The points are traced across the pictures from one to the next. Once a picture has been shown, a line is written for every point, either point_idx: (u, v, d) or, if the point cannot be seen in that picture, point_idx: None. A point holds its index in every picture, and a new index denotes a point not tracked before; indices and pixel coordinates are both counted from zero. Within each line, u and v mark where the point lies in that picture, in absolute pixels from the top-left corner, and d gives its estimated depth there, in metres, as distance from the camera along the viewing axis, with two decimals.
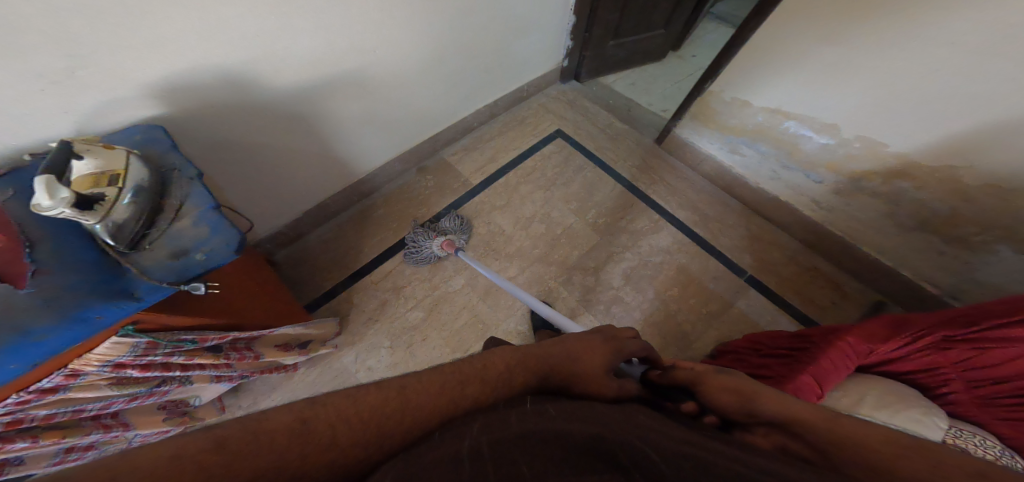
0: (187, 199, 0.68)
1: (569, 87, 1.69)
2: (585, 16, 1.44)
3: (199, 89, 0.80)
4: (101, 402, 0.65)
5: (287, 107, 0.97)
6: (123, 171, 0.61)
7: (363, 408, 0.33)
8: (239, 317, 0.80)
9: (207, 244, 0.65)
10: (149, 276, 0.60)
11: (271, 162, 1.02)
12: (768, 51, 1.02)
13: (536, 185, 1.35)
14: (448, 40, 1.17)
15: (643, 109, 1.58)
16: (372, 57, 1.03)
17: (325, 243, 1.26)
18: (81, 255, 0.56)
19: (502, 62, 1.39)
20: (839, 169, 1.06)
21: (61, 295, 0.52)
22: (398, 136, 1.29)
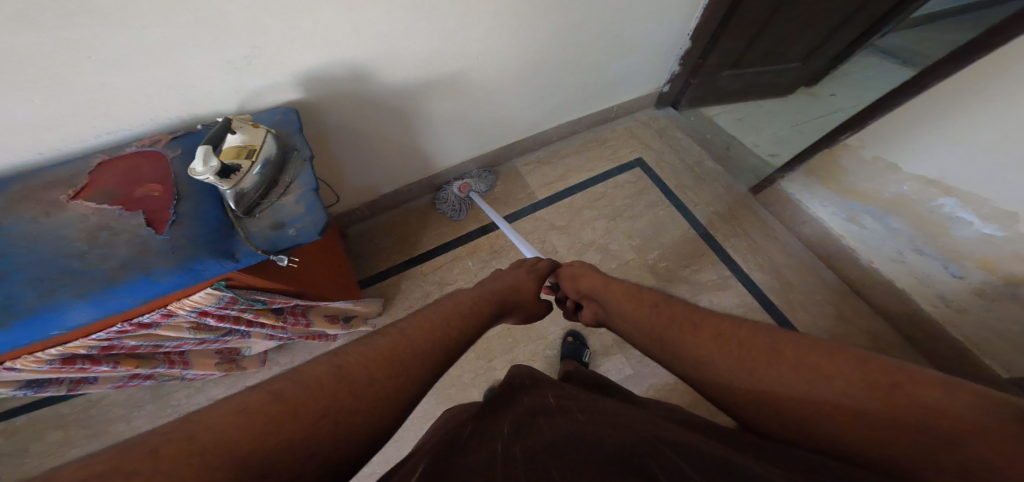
0: (296, 178, 0.77)
1: (665, 113, 1.57)
2: (703, 42, 1.31)
3: (328, 79, 0.89)
4: (176, 341, 0.80)
5: (395, 102, 1.05)
6: (258, 146, 0.72)
7: (377, 349, 0.42)
8: (302, 286, 0.89)
9: (301, 221, 0.73)
10: (251, 241, 0.68)
11: (366, 147, 1.13)
12: (944, 106, 0.82)
13: (602, 212, 1.29)
14: (550, 55, 1.17)
15: (745, 151, 1.41)
16: (477, 62, 1.07)
17: (391, 226, 1.36)
18: (209, 214, 0.67)
19: (598, 81, 1.35)
20: (995, 269, 0.84)
21: (182, 245, 0.62)
22: (480, 139, 1.33)
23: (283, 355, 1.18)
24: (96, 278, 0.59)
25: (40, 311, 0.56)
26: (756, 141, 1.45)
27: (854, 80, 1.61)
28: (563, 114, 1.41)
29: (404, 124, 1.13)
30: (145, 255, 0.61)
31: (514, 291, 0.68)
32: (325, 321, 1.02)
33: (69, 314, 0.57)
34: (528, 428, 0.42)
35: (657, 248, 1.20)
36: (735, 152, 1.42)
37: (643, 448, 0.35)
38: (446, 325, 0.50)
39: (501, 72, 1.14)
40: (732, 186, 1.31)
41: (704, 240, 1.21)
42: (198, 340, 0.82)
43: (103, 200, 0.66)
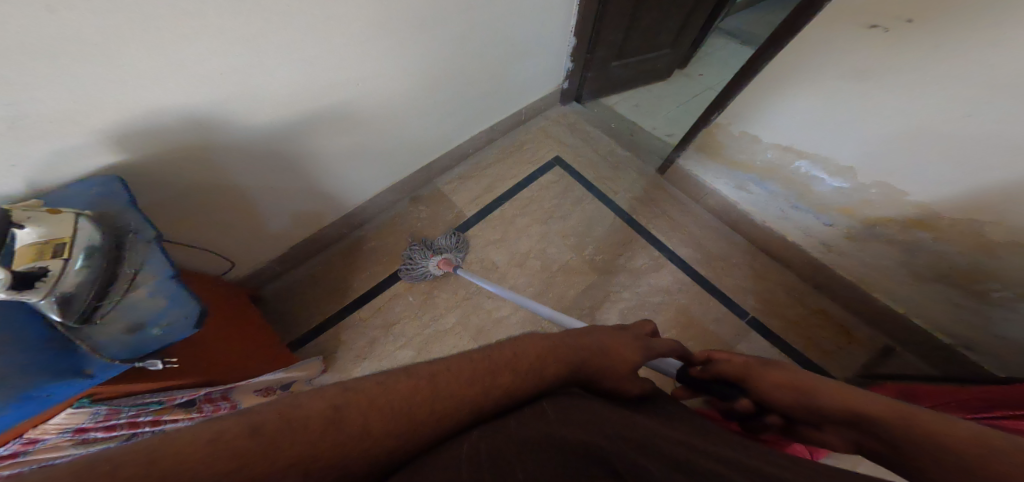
0: (145, 267, 0.67)
1: (570, 109, 1.63)
2: (587, 39, 1.38)
3: (163, 131, 0.76)
4: None
5: (271, 143, 0.94)
6: (70, 238, 0.59)
7: (395, 394, 0.37)
8: (210, 372, 0.77)
9: (165, 317, 0.65)
10: (100, 353, 0.59)
11: (249, 198, 0.99)
12: (780, 83, 0.95)
13: (533, 218, 1.30)
14: (439, 69, 1.12)
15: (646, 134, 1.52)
16: (354, 89, 0.99)
17: (313, 278, 1.22)
18: (30, 333, 0.57)
19: (498, 87, 1.34)
20: (854, 214, 0.99)
21: (7, 376, 0.52)
22: (389, 166, 1.25)
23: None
24: None
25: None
26: (654, 124, 1.57)
27: (719, 56, 1.82)
28: (471, 125, 1.38)
29: (288, 166, 1.01)
30: None
31: (603, 355, 0.54)
32: (255, 397, 0.84)
33: None
34: (503, 431, 0.38)
35: (590, 243, 1.25)
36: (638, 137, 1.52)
37: (607, 444, 0.34)
38: (487, 383, 0.42)
39: (392, 93, 1.07)
40: (642, 170, 1.41)
41: (629, 226, 1.28)
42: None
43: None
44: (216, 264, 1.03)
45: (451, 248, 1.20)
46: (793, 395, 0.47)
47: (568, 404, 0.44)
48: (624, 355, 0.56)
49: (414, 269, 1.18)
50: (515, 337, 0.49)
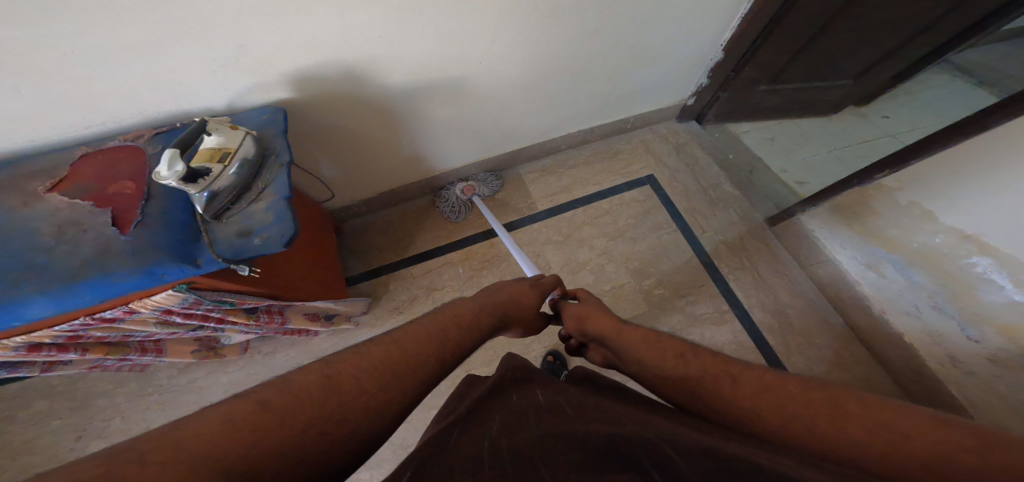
0: (270, 185, 0.79)
1: (687, 128, 1.46)
2: (736, 55, 1.19)
3: (326, 80, 0.90)
4: (145, 333, 0.86)
5: (390, 104, 1.04)
6: (234, 149, 0.76)
7: (373, 360, 0.42)
8: (277, 288, 0.92)
9: (266, 232, 0.74)
10: (214, 248, 0.71)
11: (361, 145, 1.12)
12: (1007, 151, 0.69)
13: (601, 230, 1.22)
14: (559, 63, 1.10)
15: (767, 176, 1.30)
16: (478, 67, 1.03)
17: (387, 225, 1.35)
18: (177, 217, 0.71)
19: (613, 91, 1.27)
20: (1019, 337, 0.74)
21: (148, 247, 0.65)
22: (483, 143, 1.29)
23: (267, 343, 1.21)
24: (60, 274, 0.62)
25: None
26: (784, 166, 1.32)
27: (909, 102, 1.44)
28: (573, 122, 1.33)
29: (400, 126, 1.12)
30: (109, 255, 0.64)
31: (513, 303, 0.67)
32: (302, 320, 1.06)
33: (30, 306, 0.60)
34: (516, 426, 0.42)
35: (655, 275, 1.12)
36: (756, 177, 1.30)
37: (633, 439, 0.36)
38: (443, 341, 0.50)
39: (506, 80, 1.10)
40: (749, 214, 1.20)
41: (707, 270, 1.11)
42: (167, 333, 0.89)
43: (79, 194, 0.69)
44: (319, 193, 1.21)
45: (483, 180, 1.32)
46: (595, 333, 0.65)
47: (575, 401, 0.47)
48: (530, 300, 0.70)
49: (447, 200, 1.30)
50: (451, 301, 0.59)
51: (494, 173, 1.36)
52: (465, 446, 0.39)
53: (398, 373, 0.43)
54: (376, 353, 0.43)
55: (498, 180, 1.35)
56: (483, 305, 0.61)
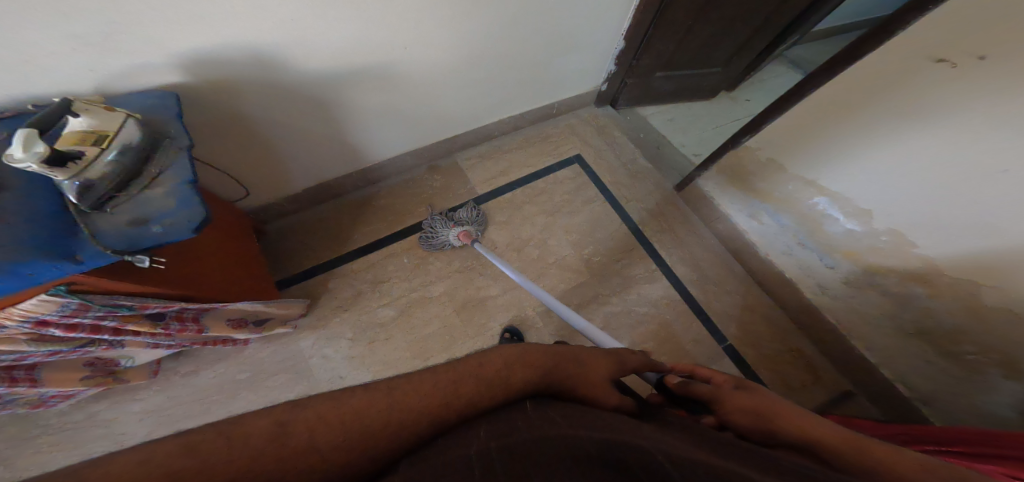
0: (168, 170, 0.70)
1: (603, 112, 1.61)
2: (636, 44, 1.35)
3: (227, 60, 0.81)
4: (16, 354, 0.71)
5: (312, 89, 0.97)
6: (113, 132, 0.64)
7: (347, 411, 0.35)
8: (190, 290, 0.82)
9: (168, 218, 0.65)
10: (98, 240, 0.60)
11: (278, 135, 1.02)
12: (822, 116, 0.93)
13: (540, 208, 1.30)
14: (484, 47, 1.13)
15: (671, 151, 1.50)
16: (402, 53, 1.01)
17: (319, 221, 1.26)
18: (45, 209, 0.60)
19: (535, 76, 1.34)
20: (857, 258, 0.98)
21: (2, 243, 0.54)
22: (415, 132, 1.27)
23: (185, 360, 1.06)
24: None
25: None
26: (684, 142, 1.54)
27: (767, 86, 1.77)
28: (502, 108, 1.38)
29: (325, 112, 1.05)
30: None
31: (576, 365, 0.50)
32: (224, 327, 0.95)
33: None
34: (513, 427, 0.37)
35: (592, 244, 1.24)
36: (663, 152, 1.50)
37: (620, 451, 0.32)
38: (448, 392, 0.40)
39: (434, 64, 1.10)
40: (661, 184, 1.39)
41: (633, 235, 1.27)
42: (47, 354, 0.74)
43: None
44: (232, 189, 1.07)
45: (472, 223, 1.21)
46: (756, 423, 0.46)
47: (568, 411, 0.42)
48: (600, 368, 0.52)
49: (434, 237, 1.20)
50: (483, 350, 0.46)
51: (474, 205, 1.26)
52: (451, 448, 0.34)
53: (372, 428, 0.35)
54: (349, 404, 0.36)
55: (480, 211, 1.25)
56: (515, 354, 0.46)
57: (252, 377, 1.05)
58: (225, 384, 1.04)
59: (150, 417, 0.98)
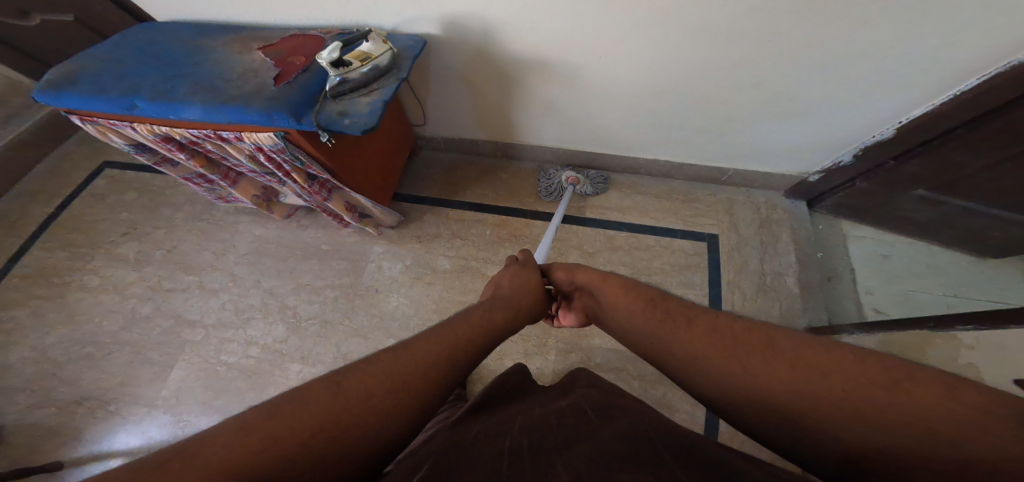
0: (382, 88, 0.96)
1: (791, 206, 1.24)
2: (870, 166, 1.03)
3: (464, 27, 0.98)
4: (235, 161, 1.14)
5: (506, 64, 1.06)
6: (374, 55, 0.94)
7: (385, 371, 0.44)
8: (337, 169, 1.08)
9: (355, 118, 0.91)
10: (316, 114, 0.91)
11: (467, 91, 1.18)
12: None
13: (630, 260, 1.19)
14: (681, 91, 1.01)
15: (845, 294, 1.11)
16: (597, 61, 0.98)
17: (453, 166, 1.44)
18: (312, 88, 0.95)
19: (724, 150, 1.17)
20: None
21: (279, 99, 0.91)
22: (568, 136, 1.26)
23: (306, 217, 1.49)
24: (217, 98, 0.93)
25: (174, 101, 0.93)
26: (872, 289, 1.11)
27: None
28: (669, 153, 1.23)
29: (502, 90, 1.14)
30: (253, 96, 0.92)
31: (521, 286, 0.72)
32: (341, 206, 1.20)
33: (190, 109, 0.92)
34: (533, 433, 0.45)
35: None
36: (831, 288, 1.12)
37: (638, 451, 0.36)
38: (456, 344, 0.53)
39: (618, 90, 1.05)
40: (795, 316, 1.07)
41: None
42: (250, 168, 1.14)
43: (273, 56, 1.01)
44: (414, 115, 1.33)
45: (591, 178, 1.29)
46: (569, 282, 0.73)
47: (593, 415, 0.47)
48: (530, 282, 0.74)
49: (550, 179, 1.30)
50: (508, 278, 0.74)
51: (604, 175, 1.30)
52: (477, 444, 0.43)
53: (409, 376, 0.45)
54: (379, 365, 0.45)
55: (604, 183, 1.29)
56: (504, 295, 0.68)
57: (345, 248, 1.40)
58: (313, 245, 1.43)
59: (267, 241, 1.47)
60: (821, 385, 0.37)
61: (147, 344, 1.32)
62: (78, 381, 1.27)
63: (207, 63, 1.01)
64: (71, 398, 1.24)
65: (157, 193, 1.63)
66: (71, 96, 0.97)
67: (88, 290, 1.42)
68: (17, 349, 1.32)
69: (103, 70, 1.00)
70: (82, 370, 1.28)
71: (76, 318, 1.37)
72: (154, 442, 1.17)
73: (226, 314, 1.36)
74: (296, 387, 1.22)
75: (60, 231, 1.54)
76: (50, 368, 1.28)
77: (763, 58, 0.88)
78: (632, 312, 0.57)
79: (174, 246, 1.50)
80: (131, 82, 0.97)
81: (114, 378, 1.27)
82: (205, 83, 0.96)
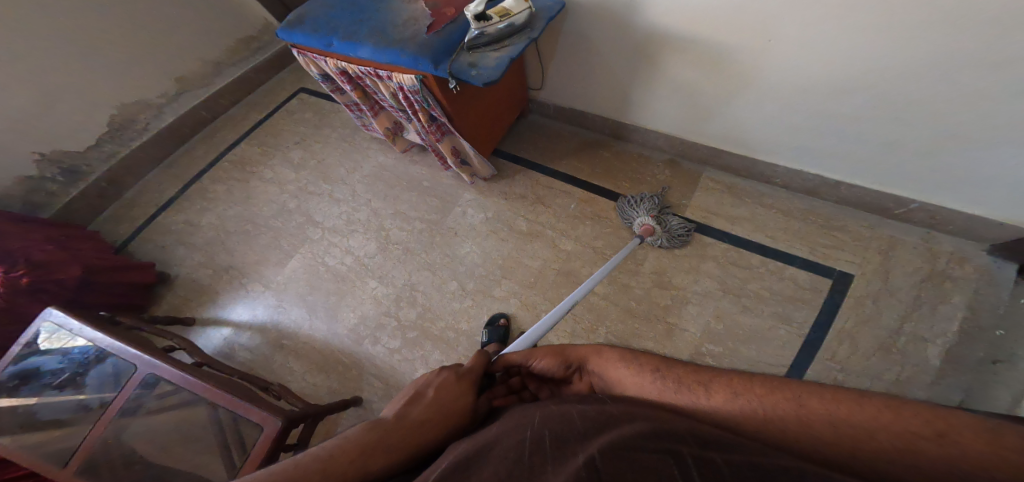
0: (512, 46, 0.99)
1: (991, 264, 0.92)
2: None
3: None
4: (383, 96, 1.27)
5: (640, 37, 1.01)
6: (513, 12, 0.96)
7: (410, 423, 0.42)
8: (455, 114, 1.15)
9: (483, 70, 0.96)
10: (451, 63, 0.98)
11: (594, 60, 1.16)
12: None
13: (720, 276, 1.04)
14: (872, 93, 0.83)
15: (1010, 381, 0.78)
16: (757, 41, 0.87)
17: (559, 136, 1.44)
18: (454, 38, 1.01)
19: (912, 177, 0.93)
20: None
21: (429, 45, 0.99)
22: (693, 124, 1.15)
23: (419, 155, 1.66)
24: (382, 40, 1.04)
25: (353, 40, 1.08)
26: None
27: None
28: (828, 168, 1.02)
29: (635, 65, 1.09)
30: (409, 41, 1.02)
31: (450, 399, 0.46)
32: (449, 149, 1.28)
33: (363, 48, 1.05)
34: (560, 415, 0.34)
35: (726, 354, 0.94)
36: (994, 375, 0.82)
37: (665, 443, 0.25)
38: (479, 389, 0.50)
39: (790, 83, 0.91)
40: (908, 387, 0.84)
41: None
42: (392, 104, 1.26)
43: (431, 6, 1.10)
44: (535, 78, 1.37)
45: (667, 230, 1.09)
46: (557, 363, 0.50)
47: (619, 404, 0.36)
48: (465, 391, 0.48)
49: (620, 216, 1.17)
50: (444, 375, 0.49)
51: (689, 225, 1.08)
52: (494, 437, 0.34)
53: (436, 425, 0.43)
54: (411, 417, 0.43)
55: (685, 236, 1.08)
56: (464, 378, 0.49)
57: (442, 188, 1.52)
58: (418, 179, 1.58)
59: (385, 167, 1.68)
60: (886, 449, 0.28)
61: (283, 231, 1.62)
62: (232, 252, 1.61)
63: (385, 9, 1.13)
64: (223, 265, 1.59)
65: (323, 115, 1.99)
66: (292, 32, 1.18)
67: (262, 181, 1.80)
68: (209, 215, 1.74)
69: (315, 13, 1.20)
70: (241, 243, 1.63)
71: (250, 200, 1.75)
72: (254, 322, 1.43)
73: (339, 222, 1.59)
74: (369, 298, 1.37)
75: (259, 134, 1.98)
76: (219, 236, 1.67)
77: (1010, 52, 0.68)
78: (629, 380, 0.42)
79: (322, 159, 1.81)
80: (333, 23, 1.15)
81: (255, 254, 1.59)
82: (380, 27, 1.08)
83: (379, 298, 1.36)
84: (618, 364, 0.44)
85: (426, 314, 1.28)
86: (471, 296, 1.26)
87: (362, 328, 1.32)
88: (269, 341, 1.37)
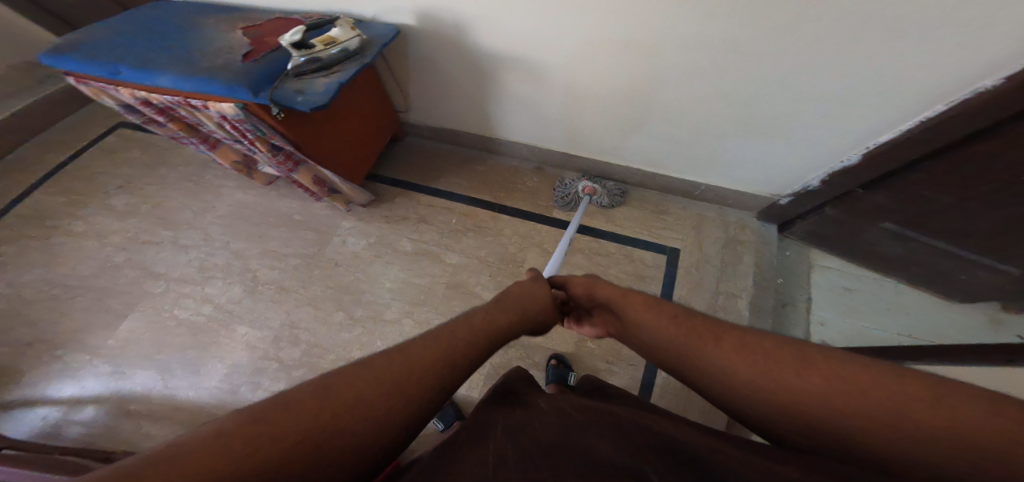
0: (342, 71, 0.98)
1: (762, 227, 1.23)
2: (836, 193, 1.03)
3: (437, 19, 1.03)
4: (210, 128, 1.13)
5: (479, 59, 1.10)
6: (340, 40, 0.97)
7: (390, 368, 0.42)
8: (303, 143, 1.08)
9: (311, 96, 0.92)
10: (274, 90, 0.91)
11: (446, 83, 1.23)
12: None
13: (586, 266, 1.18)
14: (658, 105, 1.05)
15: (798, 321, 1.09)
16: (561, 62, 1.02)
17: (434, 154, 1.48)
18: (278, 66, 0.96)
19: (699, 165, 1.18)
20: None
21: (244, 73, 0.91)
22: (548, 133, 1.28)
23: (287, 187, 1.52)
24: (190, 69, 0.94)
25: (150, 68, 0.95)
26: (826, 321, 1.09)
27: None
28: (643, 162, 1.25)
29: (480, 83, 1.18)
30: (223, 69, 0.93)
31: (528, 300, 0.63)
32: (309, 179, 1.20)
33: (162, 75, 0.93)
34: (521, 431, 0.37)
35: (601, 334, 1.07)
36: (786, 314, 1.11)
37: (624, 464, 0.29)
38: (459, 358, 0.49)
39: (597, 93, 1.08)
40: None
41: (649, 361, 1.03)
42: (222, 135, 1.13)
43: (251, 36, 1.03)
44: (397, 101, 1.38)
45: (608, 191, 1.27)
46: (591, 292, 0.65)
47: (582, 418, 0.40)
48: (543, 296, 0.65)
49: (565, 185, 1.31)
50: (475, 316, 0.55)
51: (622, 187, 1.30)
52: (473, 450, 0.35)
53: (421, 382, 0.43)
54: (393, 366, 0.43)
55: (620, 194, 1.28)
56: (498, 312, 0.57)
57: (315, 219, 1.42)
58: (286, 214, 1.45)
59: (243, 206, 1.50)
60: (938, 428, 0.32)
61: (110, 291, 1.32)
62: (38, 323, 1.26)
63: (195, 38, 1.03)
64: (26, 339, 1.23)
65: (157, 152, 1.69)
66: (67, 59, 0.99)
67: (70, 236, 1.45)
68: None
69: (101, 38, 1.03)
70: (46, 312, 1.28)
71: (55, 259, 1.39)
72: (85, 395, 1.14)
73: (190, 270, 1.36)
74: (240, 345, 1.20)
75: (63, 178, 1.59)
76: (7, 312, 1.28)
77: (727, 77, 0.92)
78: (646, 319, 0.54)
79: (159, 202, 1.54)
80: (122, 48, 0.99)
81: (68, 324, 1.26)
82: (186, 55, 0.97)
83: (253, 343, 1.20)
84: (647, 310, 0.55)
85: (312, 352, 1.17)
86: (361, 324, 1.19)
87: (236, 376, 1.15)
88: (106, 417, 1.10)
